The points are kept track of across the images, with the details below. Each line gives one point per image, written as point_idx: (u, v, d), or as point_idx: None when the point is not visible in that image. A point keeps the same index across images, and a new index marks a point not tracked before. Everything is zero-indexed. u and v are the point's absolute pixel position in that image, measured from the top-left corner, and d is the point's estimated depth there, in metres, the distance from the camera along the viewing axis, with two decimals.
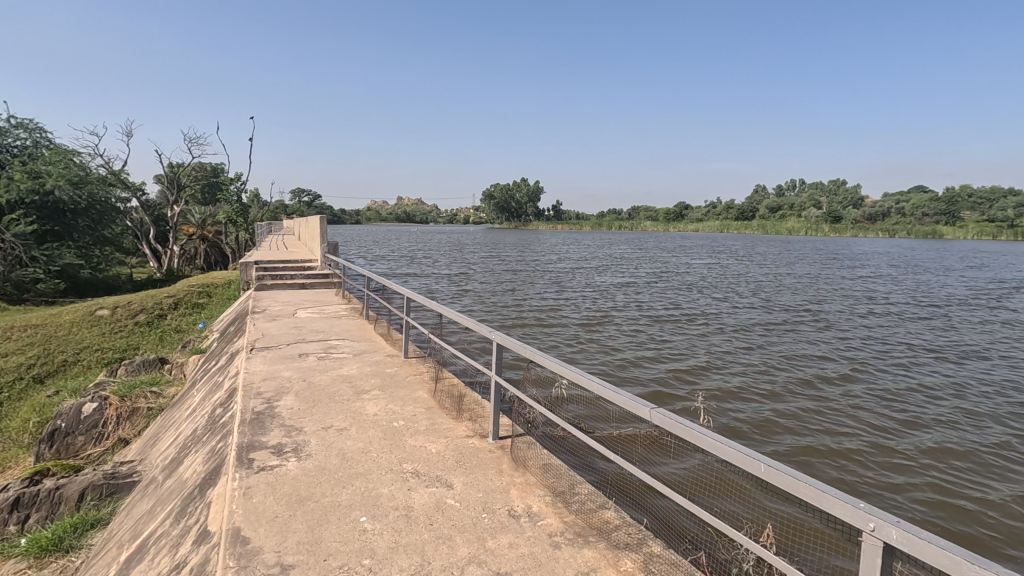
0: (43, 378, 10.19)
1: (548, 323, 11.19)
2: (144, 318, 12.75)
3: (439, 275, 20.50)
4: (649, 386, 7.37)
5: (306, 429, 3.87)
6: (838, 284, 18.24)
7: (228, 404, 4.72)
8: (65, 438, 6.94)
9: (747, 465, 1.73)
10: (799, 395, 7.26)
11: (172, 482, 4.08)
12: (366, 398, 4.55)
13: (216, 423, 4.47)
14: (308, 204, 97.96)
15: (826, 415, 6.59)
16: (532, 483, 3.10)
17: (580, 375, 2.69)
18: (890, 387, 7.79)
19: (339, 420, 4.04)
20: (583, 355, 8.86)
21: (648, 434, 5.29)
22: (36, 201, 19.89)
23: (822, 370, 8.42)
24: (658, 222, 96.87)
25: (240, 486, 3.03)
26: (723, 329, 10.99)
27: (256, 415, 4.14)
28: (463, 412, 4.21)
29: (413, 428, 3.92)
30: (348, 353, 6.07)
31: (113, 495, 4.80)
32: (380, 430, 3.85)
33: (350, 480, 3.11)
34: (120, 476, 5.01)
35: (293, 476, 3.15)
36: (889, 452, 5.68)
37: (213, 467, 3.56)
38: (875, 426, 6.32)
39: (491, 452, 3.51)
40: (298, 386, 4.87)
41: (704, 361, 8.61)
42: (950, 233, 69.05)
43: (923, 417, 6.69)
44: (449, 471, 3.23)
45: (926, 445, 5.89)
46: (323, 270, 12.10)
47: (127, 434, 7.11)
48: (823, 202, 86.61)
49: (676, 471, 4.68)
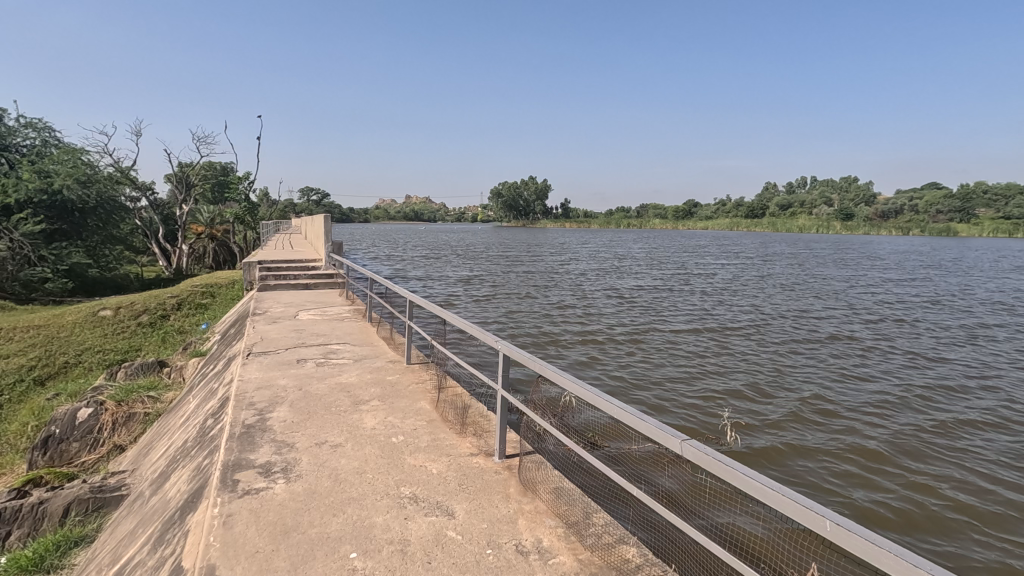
0: (44, 380, 10.02)
1: (556, 328, 10.90)
2: (147, 319, 12.59)
3: (445, 276, 20.29)
4: (662, 399, 7.07)
5: (299, 445, 3.59)
6: (854, 287, 17.79)
7: (219, 415, 4.45)
8: (60, 446, 6.76)
9: (810, 522, 1.43)
10: (821, 407, 6.94)
11: (157, 500, 3.80)
12: (364, 409, 4.27)
13: (205, 436, 4.21)
14: (317, 203, 98.68)
15: (849, 428, 6.30)
16: (542, 510, 2.81)
17: (594, 396, 2.38)
18: (916, 398, 7.46)
19: (333, 435, 3.75)
20: (592, 363, 8.57)
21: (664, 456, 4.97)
22: (44, 201, 19.82)
23: (842, 380, 8.10)
24: (667, 220, 96.19)
25: (220, 513, 2.75)
26: (738, 336, 10.66)
27: (246, 429, 3.87)
28: (467, 426, 3.92)
29: (413, 444, 3.63)
30: (348, 359, 5.80)
31: (100, 510, 4.55)
32: (378, 447, 3.56)
33: (341, 507, 2.82)
34: (108, 489, 4.77)
35: (279, 502, 2.86)
36: (918, 469, 5.37)
37: (198, 488, 3.28)
38: (902, 440, 6.01)
39: (497, 473, 3.21)
40: (293, 395, 4.59)
41: (719, 371, 8.28)
42: (965, 231, 68.20)
43: (952, 431, 6.37)
44: (451, 497, 2.93)
45: (956, 461, 5.58)
46: (326, 271, 11.88)
47: (123, 441, 6.86)
48: (835, 200, 85.76)
49: (702, 499, 4.36)
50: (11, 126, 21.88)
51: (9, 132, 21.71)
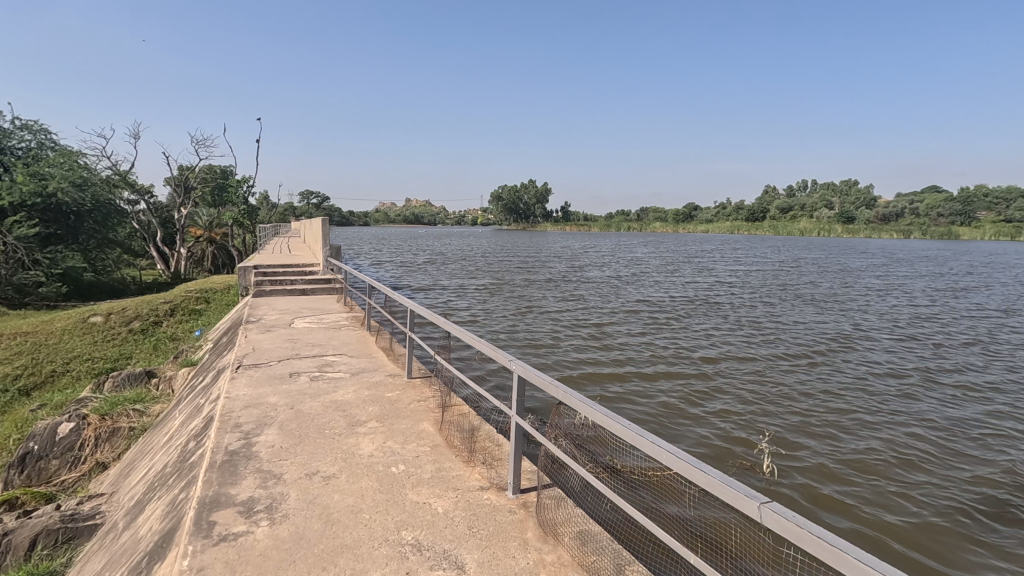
0: (29, 391, 9.59)
1: (561, 340, 10.50)
2: (138, 325, 12.18)
3: (446, 283, 19.93)
4: (675, 416, 6.69)
5: (287, 477, 3.19)
6: (860, 296, 17.45)
7: (202, 437, 4.05)
8: (38, 464, 6.35)
9: None
10: (847, 424, 6.56)
11: (129, 538, 3.38)
12: (361, 432, 3.86)
13: (185, 462, 3.80)
14: (315, 207, 98.46)
15: (878, 446, 5.94)
16: (567, 563, 2.40)
17: (639, 435, 1.96)
18: (944, 412, 7.09)
19: (325, 464, 3.35)
20: (604, 377, 8.15)
21: (686, 489, 4.52)
22: (38, 204, 19.41)
23: (863, 393, 7.73)
24: (666, 223, 95.52)
25: (189, 568, 2.33)
26: (752, 348, 10.27)
27: (228, 456, 3.46)
28: (475, 453, 3.51)
29: (416, 476, 3.22)
30: (344, 372, 5.40)
31: (70, 542, 4.11)
32: (376, 479, 3.16)
33: (333, 558, 2.41)
34: (79, 518, 4.34)
35: (261, 552, 2.46)
36: (945, 491, 5.05)
37: (170, 529, 2.87)
38: (925, 459, 5.68)
39: (512, 513, 2.80)
40: (283, 416, 4.19)
41: (732, 385, 7.90)
42: (968, 234, 67.11)
43: (983, 448, 6.03)
44: (460, 544, 2.53)
45: (988, 480, 5.27)
46: (324, 276, 11.49)
47: (106, 458, 6.40)
48: (835, 204, 85.30)
49: (735, 536, 3.89)
50: (6, 128, 21.55)
51: (4, 134, 21.34)
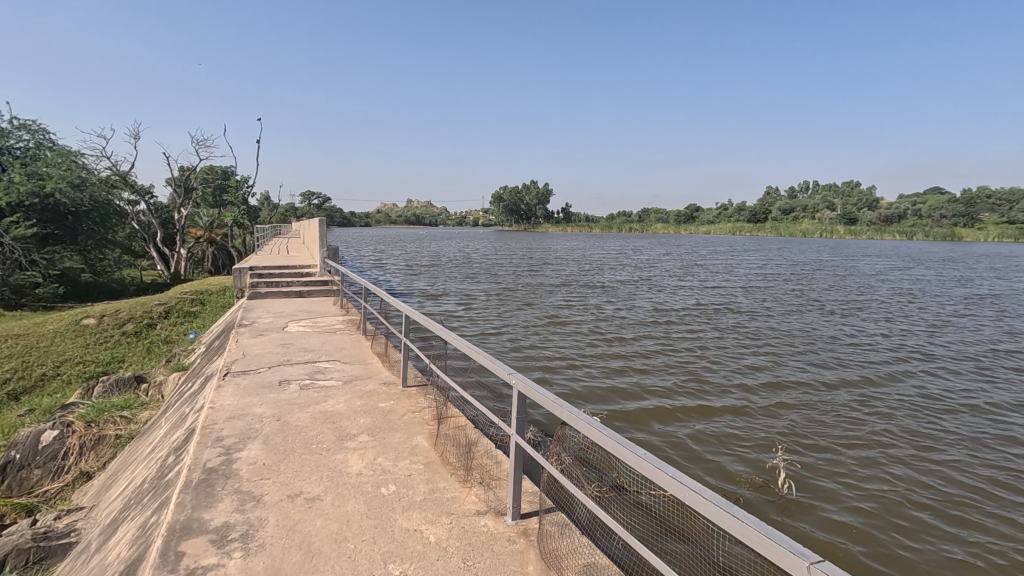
0: (18, 395, 9.35)
1: (563, 349, 10.26)
2: (131, 328, 11.93)
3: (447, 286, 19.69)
4: (679, 430, 6.47)
5: (267, 498, 2.94)
6: (868, 302, 17.17)
7: (182, 451, 3.81)
8: (19, 473, 6.09)
9: None
10: (856, 441, 6.35)
11: (98, 563, 3.12)
12: (349, 447, 3.61)
13: (162, 479, 3.56)
14: (317, 207, 98.32)
15: (889, 467, 5.75)
16: None
17: (657, 468, 1.72)
18: (953, 430, 6.91)
19: (309, 484, 3.11)
20: (607, 389, 7.90)
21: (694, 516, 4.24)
22: (36, 204, 19.20)
23: (872, 409, 7.52)
24: (668, 224, 94.96)
25: None
26: (759, 358, 10.01)
27: (206, 475, 3.21)
28: (471, 471, 3.26)
29: (408, 497, 2.97)
30: (336, 380, 5.15)
31: (43, 561, 3.84)
32: (364, 501, 2.91)
33: None
34: (54, 537, 4.09)
35: None
36: (956, 516, 4.88)
37: (136, 558, 2.62)
38: (933, 481, 5.52)
39: (511, 543, 2.54)
40: (268, 429, 3.94)
41: (738, 399, 7.66)
42: (972, 236, 66.44)
43: (994, 469, 5.85)
44: None
45: (999, 506, 5.10)
46: (321, 279, 11.25)
47: (91, 467, 6.16)
48: (838, 205, 84.90)
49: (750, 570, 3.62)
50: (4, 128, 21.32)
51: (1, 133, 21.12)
